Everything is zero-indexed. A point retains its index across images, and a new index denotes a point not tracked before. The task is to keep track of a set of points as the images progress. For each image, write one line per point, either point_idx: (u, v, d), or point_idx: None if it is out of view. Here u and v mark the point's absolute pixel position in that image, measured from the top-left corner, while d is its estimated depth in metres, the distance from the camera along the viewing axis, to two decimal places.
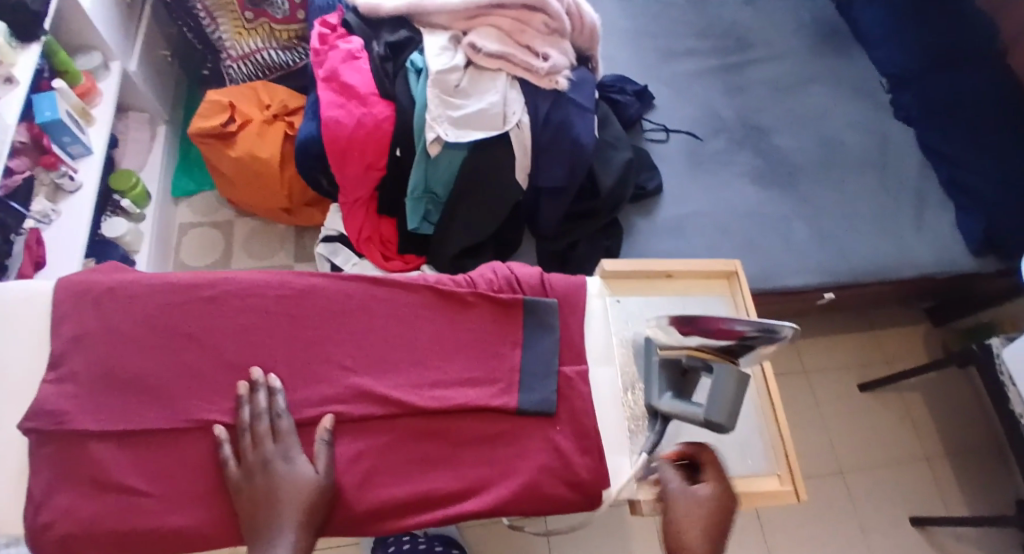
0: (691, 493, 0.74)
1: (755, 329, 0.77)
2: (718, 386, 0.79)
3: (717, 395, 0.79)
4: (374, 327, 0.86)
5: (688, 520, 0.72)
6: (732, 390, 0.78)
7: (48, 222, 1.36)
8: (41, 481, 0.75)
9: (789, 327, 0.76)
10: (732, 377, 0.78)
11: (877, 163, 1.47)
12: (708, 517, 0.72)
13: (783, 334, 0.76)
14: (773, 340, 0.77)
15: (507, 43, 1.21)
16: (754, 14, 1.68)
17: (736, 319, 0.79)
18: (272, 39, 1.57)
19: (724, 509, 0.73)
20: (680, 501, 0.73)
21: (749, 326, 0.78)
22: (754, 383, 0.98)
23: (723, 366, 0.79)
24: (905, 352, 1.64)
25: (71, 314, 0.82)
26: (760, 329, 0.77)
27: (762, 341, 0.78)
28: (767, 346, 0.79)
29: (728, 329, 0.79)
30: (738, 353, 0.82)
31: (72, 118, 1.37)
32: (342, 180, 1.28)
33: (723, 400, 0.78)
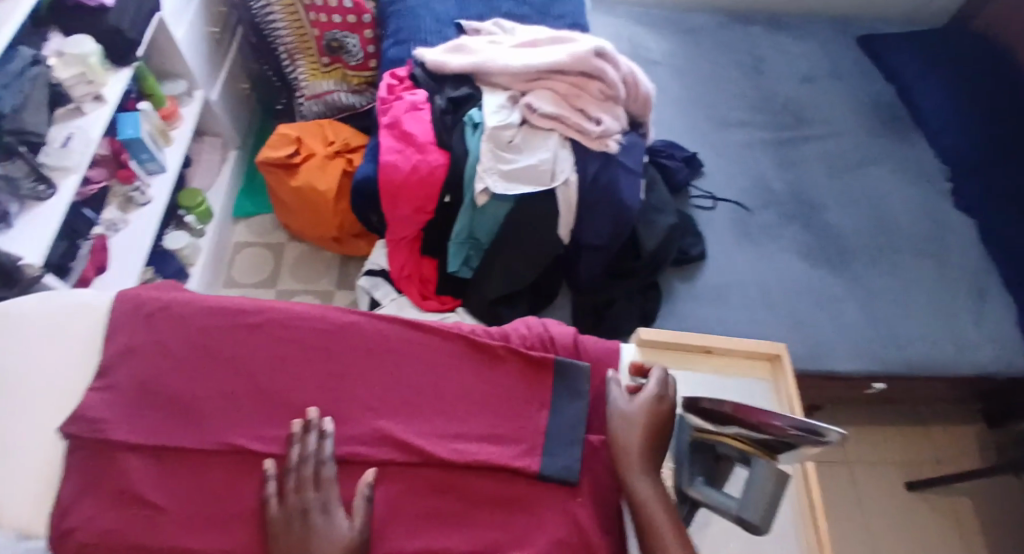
0: (630, 407, 0.84)
1: (798, 429, 0.72)
2: (754, 484, 0.79)
3: (751, 493, 0.79)
4: (405, 372, 0.87)
5: (626, 436, 0.82)
6: (769, 490, 0.79)
7: (116, 231, 1.44)
8: (70, 485, 0.78)
9: (834, 432, 0.69)
10: (770, 475, 0.79)
11: (938, 254, 1.43)
12: (645, 431, 0.82)
13: (827, 439, 0.70)
14: (817, 441, 0.71)
15: (563, 105, 1.24)
16: (813, 91, 1.68)
17: (776, 413, 0.74)
18: (343, 83, 1.66)
19: (661, 418, 0.83)
20: (625, 410, 0.84)
21: (792, 425, 0.72)
22: (793, 481, 0.95)
23: (762, 463, 0.78)
24: (953, 453, 1.56)
25: (125, 326, 0.86)
26: (803, 431, 0.71)
27: (804, 442, 0.73)
28: (809, 446, 0.74)
29: (767, 424, 0.74)
30: (777, 448, 0.79)
31: (151, 137, 1.46)
32: (390, 219, 1.32)
33: (758, 500, 0.79)
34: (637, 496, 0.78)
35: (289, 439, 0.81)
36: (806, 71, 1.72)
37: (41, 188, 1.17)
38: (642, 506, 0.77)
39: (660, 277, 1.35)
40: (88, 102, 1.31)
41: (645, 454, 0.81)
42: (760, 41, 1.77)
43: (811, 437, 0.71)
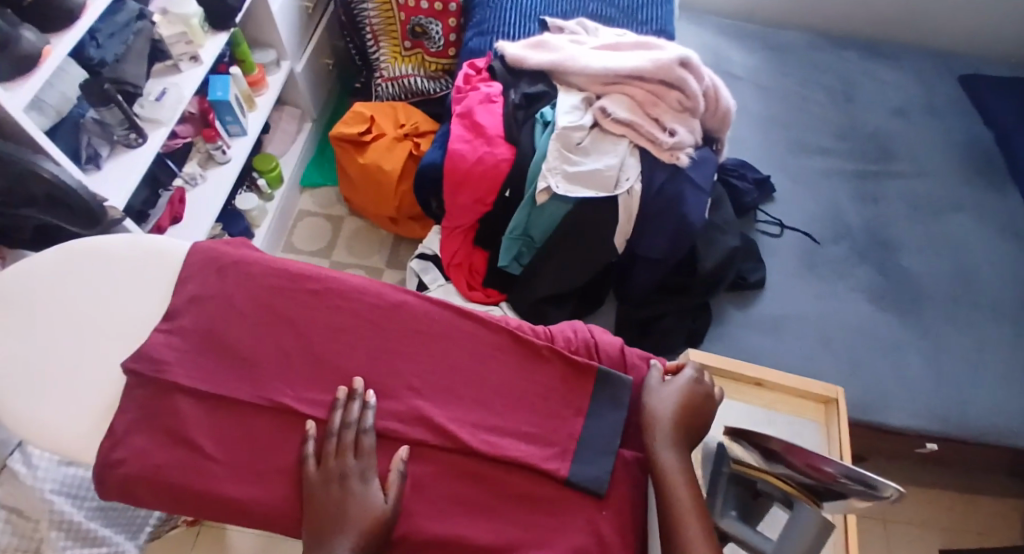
0: (665, 390, 0.88)
1: (854, 480, 0.70)
2: (793, 529, 0.77)
3: (789, 538, 0.77)
4: (449, 356, 0.88)
5: (657, 411, 0.85)
6: (808, 540, 0.76)
7: (194, 185, 1.50)
8: (125, 419, 0.82)
9: (893, 489, 0.67)
10: (811, 527, 0.76)
11: (1016, 315, 1.35)
12: (677, 411, 0.85)
13: (885, 495, 0.68)
14: (872, 496, 0.69)
15: (637, 112, 1.24)
16: (901, 126, 1.61)
17: (830, 459, 0.72)
18: (421, 68, 1.69)
19: (692, 402, 0.87)
20: (661, 391, 0.87)
21: (845, 472, 0.71)
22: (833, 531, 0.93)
23: (806, 508, 0.76)
24: (999, 525, 1.49)
25: (195, 275, 0.90)
26: (859, 482, 0.69)
27: (858, 494, 0.71)
28: (861, 500, 0.72)
29: (820, 468, 0.73)
30: (823, 495, 0.77)
31: (238, 100, 1.51)
32: (451, 206, 1.33)
33: (795, 544, 0.76)
34: (661, 465, 0.81)
35: (333, 404, 0.83)
36: (897, 104, 1.65)
37: (132, 136, 1.23)
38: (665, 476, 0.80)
39: (713, 299, 1.34)
40: (185, 61, 1.37)
41: (674, 431, 0.84)
42: (851, 69, 1.71)
43: (868, 490, 0.69)
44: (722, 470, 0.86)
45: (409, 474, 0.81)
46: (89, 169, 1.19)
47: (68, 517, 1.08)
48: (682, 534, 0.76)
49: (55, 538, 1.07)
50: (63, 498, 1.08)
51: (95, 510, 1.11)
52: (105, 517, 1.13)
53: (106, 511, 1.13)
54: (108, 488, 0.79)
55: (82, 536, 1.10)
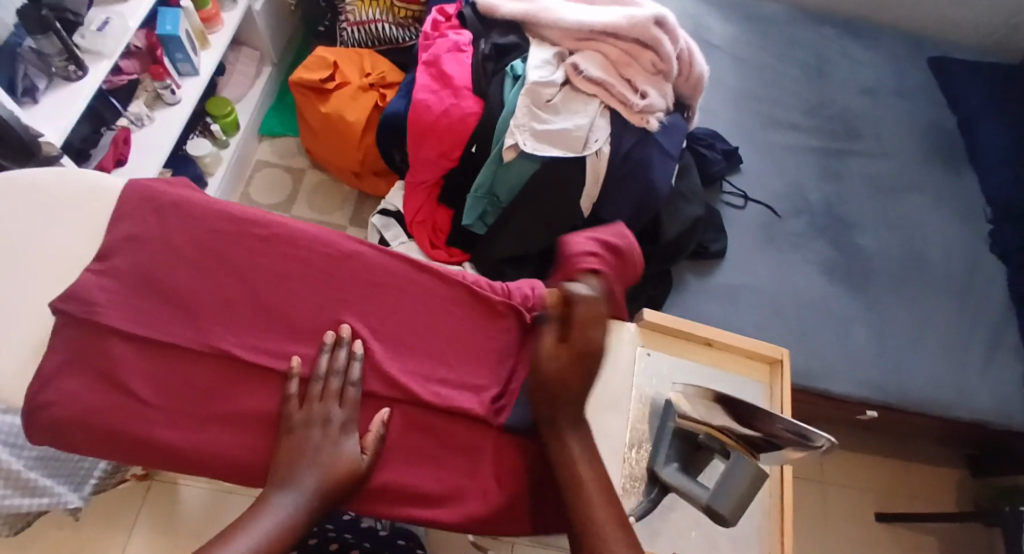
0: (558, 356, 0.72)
1: (788, 429, 0.73)
2: (730, 477, 0.77)
3: (726, 486, 0.77)
4: (401, 309, 0.86)
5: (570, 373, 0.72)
6: (742, 488, 0.76)
7: (141, 125, 1.43)
8: (52, 361, 0.76)
9: (824, 440, 0.70)
10: (747, 473, 0.76)
11: (961, 293, 1.39)
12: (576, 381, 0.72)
13: (816, 445, 0.71)
14: (804, 446, 0.72)
15: (610, 72, 1.21)
16: (867, 104, 1.62)
17: (775, 416, 0.75)
18: (389, 14, 1.62)
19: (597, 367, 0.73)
20: (545, 359, 0.72)
21: (782, 424, 0.74)
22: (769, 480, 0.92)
23: (741, 457, 0.77)
24: (931, 493, 1.55)
25: (130, 214, 0.84)
26: (793, 432, 0.72)
27: (791, 446, 0.74)
28: (794, 451, 0.74)
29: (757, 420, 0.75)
30: (760, 448, 0.78)
31: (189, 36, 1.44)
32: (414, 160, 1.30)
33: (731, 493, 0.77)
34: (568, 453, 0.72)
35: (320, 349, 0.81)
36: (868, 83, 1.66)
37: (71, 69, 1.16)
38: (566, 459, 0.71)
39: (673, 266, 1.34)
40: None
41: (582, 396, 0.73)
42: (823, 43, 1.71)
43: (802, 442, 0.72)
44: (670, 425, 0.86)
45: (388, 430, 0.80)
46: (25, 102, 1.13)
47: (10, 469, 0.96)
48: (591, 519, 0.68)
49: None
50: (3, 453, 0.94)
51: (36, 460, 0.99)
52: (46, 467, 1.02)
53: (48, 461, 1.02)
54: (35, 432, 0.76)
55: (23, 486, 1.00)
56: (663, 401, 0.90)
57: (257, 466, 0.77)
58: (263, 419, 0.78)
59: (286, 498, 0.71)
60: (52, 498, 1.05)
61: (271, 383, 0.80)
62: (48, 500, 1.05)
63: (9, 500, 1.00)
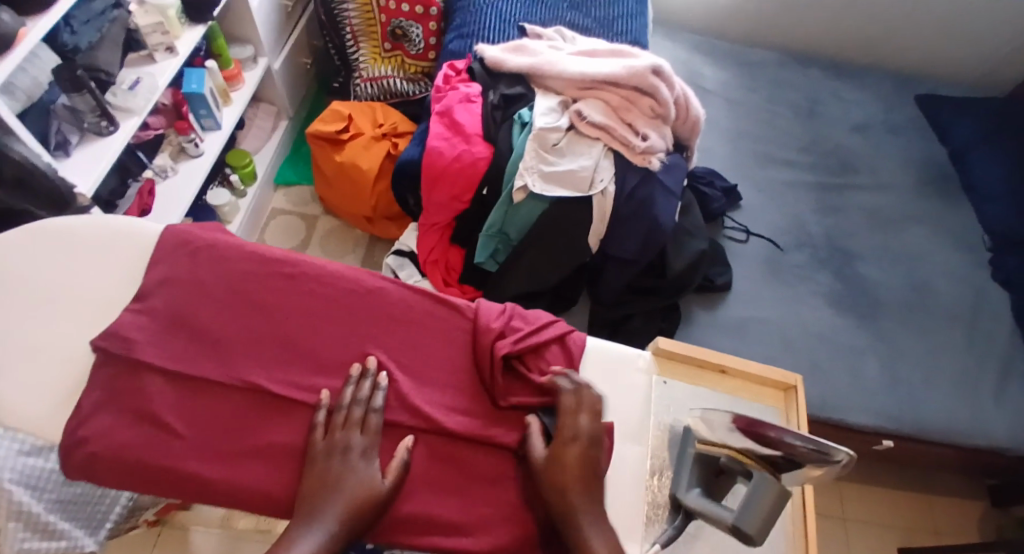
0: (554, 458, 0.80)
1: (807, 446, 0.77)
2: (754, 497, 0.78)
3: (750, 505, 0.78)
4: (423, 342, 0.90)
5: (570, 462, 0.79)
6: (767, 506, 0.78)
7: (165, 177, 1.50)
8: (92, 397, 0.80)
9: (845, 453, 0.74)
10: (770, 493, 0.78)
11: (967, 321, 1.42)
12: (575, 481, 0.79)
13: (835, 459, 0.75)
14: (824, 462, 0.76)
15: (612, 117, 1.26)
16: (862, 142, 1.68)
17: (789, 432, 0.78)
18: (400, 70, 1.71)
19: (591, 462, 0.80)
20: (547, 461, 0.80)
21: (801, 441, 0.77)
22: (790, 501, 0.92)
23: (763, 477, 0.79)
24: (953, 525, 1.54)
25: (166, 256, 0.89)
26: (813, 448, 0.76)
27: (812, 463, 0.78)
28: (814, 468, 0.78)
29: (778, 439, 0.78)
30: (781, 468, 0.81)
31: (212, 94, 1.52)
32: (427, 203, 1.35)
33: (756, 513, 0.78)
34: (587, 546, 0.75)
35: (346, 381, 0.84)
36: (861, 121, 1.72)
37: (103, 124, 1.24)
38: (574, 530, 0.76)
39: (681, 299, 1.37)
40: (160, 51, 1.38)
41: (585, 484, 0.79)
42: (816, 85, 1.78)
43: (822, 458, 0.76)
44: (688, 451, 0.88)
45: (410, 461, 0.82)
46: (57, 155, 1.19)
47: (30, 508, 0.79)
48: None
49: (12, 531, 0.79)
50: (21, 489, 0.78)
51: (57, 501, 0.82)
52: (66, 511, 0.84)
53: (67, 504, 0.84)
54: (71, 467, 0.78)
55: (44, 528, 0.81)
56: (682, 428, 0.92)
57: (283, 500, 0.78)
58: (290, 451, 0.80)
59: (313, 535, 0.73)
60: (70, 543, 0.83)
61: (298, 415, 0.82)
62: (66, 544, 0.83)
63: (28, 545, 0.80)
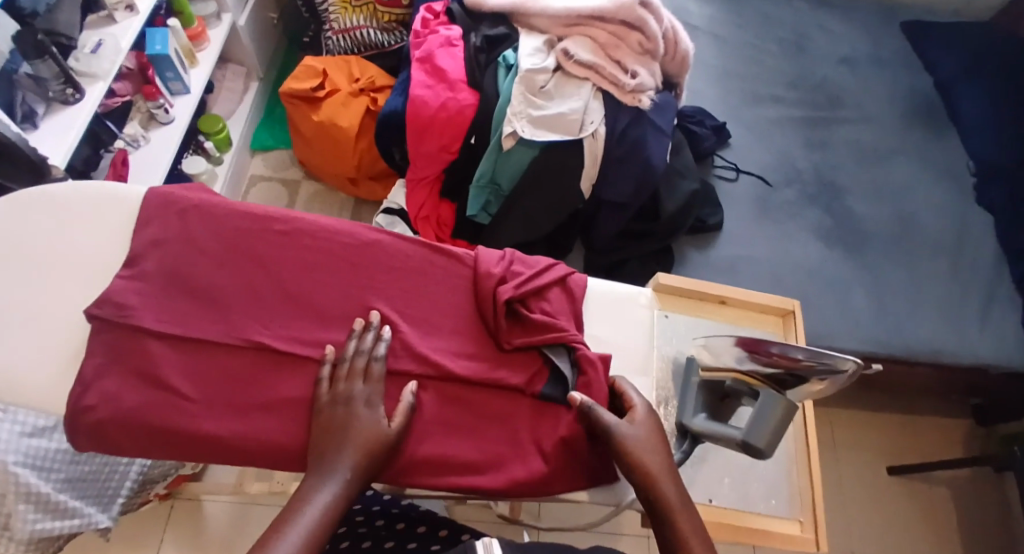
0: (637, 426, 0.80)
1: (811, 359, 0.80)
2: (762, 413, 0.82)
3: (760, 421, 0.82)
4: (424, 290, 0.89)
5: (650, 427, 0.80)
6: (776, 420, 0.81)
7: (137, 146, 1.45)
8: (92, 364, 0.78)
9: (851, 362, 0.76)
10: (778, 408, 0.81)
11: (953, 247, 1.44)
12: (660, 447, 0.79)
13: (841, 369, 0.77)
14: (829, 373, 0.79)
15: (600, 55, 1.24)
16: (847, 74, 1.67)
17: (793, 347, 0.82)
18: (374, 19, 1.63)
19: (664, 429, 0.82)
20: (635, 432, 0.79)
21: (803, 354, 0.80)
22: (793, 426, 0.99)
23: (770, 394, 0.82)
24: (941, 445, 1.59)
25: (153, 218, 0.87)
26: (817, 360, 0.79)
27: (815, 378, 0.80)
28: (817, 382, 0.81)
29: (783, 356, 0.82)
30: (785, 385, 0.84)
31: (178, 55, 1.46)
32: (415, 155, 1.32)
33: (765, 427, 0.82)
34: (661, 497, 0.75)
35: (349, 334, 0.83)
36: (846, 54, 1.71)
37: (68, 92, 1.17)
38: (652, 474, 0.76)
39: (674, 242, 1.36)
40: (121, 10, 1.31)
41: (664, 446, 0.79)
42: (799, 18, 1.75)
43: (828, 370, 0.78)
44: (692, 379, 0.92)
45: (418, 404, 0.82)
46: (25, 128, 1.13)
47: (38, 490, 0.87)
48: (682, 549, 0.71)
49: (23, 511, 0.87)
50: (28, 470, 0.85)
51: (64, 481, 0.91)
52: (74, 489, 0.94)
53: (76, 482, 0.94)
54: (79, 436, 0.77)
55: (54, 507, 0.90)
56: (684, 359, 0.96)
57: (297, 453, 0.78)
58: (298, 405, 0.80)
59: (330, 485, 0.71)
60: (83, 520, 0.95)
61: (304, 370, 0.82)
62: (80, 522, 0.95)
63: (42, 524, 0.89)
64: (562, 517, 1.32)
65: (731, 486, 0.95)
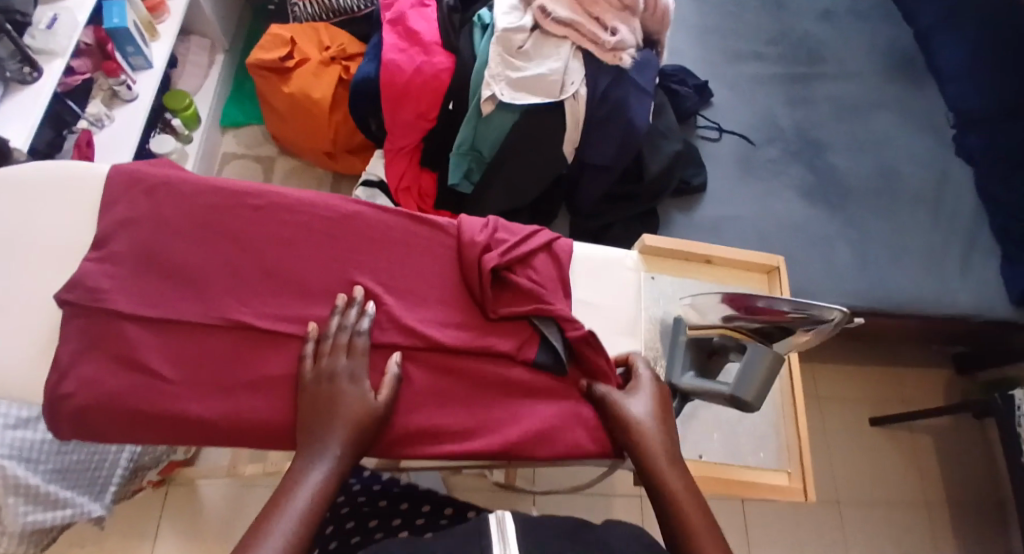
0: (638, 396, 0.81)
1: (797, 311, 0.81)
2: (750, 366, 0.81)
3: (748, 373, 0.82)
4: (407, 262, 0.87)
5: (653, 397, 0.81)
6: (763, 371, 0.81)
7: (101, 126, 1.39)
8: (68, 350, 0.76)
9: (838, 311, 0.78)
10: (765, 360, 0.81)
11: (933, 199, 1.44)
12: (660, 417, 0.79)
13: (828, 319, 0.79)
14: (816, 323, 0.81)
15: (578, 11, 1.20)
16: (826, 28, 1.65)
17: (779, 299, 0.82)
18: None
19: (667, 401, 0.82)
20: (637, 402, 0.80)
21: (789, 306, 0.81)
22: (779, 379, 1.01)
23: (757, 347, 0.82)
24: (923, 395, 1.62)
25: (120, 198, 0.84)
26: (804, 312, 0.81)
27: (801, 328, 0.83)
28: (803, 332, 0.83)
29: (769, 309, 0.82)
30: (772, 337, 0.86)
31: (138, 28, 1.39)
32: (392, 124, 1.29)
33: (753, 380, 0.82)
34: (655, 466, 0.74)
35: (332, 310, 0.81)
36: (826, 8, 1.69)
37: (26, 71, 1.12)
38: (643, 442, 0.76)
39: (658, 205, 1.35)
40: None
41: (663, 417, 0.80)
42: None
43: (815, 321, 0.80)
44: (680, 338, 0.91)
45: (406, 377, 0.81)
46: None
47: (25, 481, 0.87)
48: (678, 518, 0.70)
49: (13, 505, 0.88)
50: (15, 462, 0.86)
51: (54, 472, 0.90)
52: (65, 479, 0.93)
53: (67, 472, 0.93)
54: (60, 423, 0.75)
55: (45, 500, 0.91)
56: (672, 319, 0.95)
57: (284, 431, 0.77)
58: (283, 383, 0.78)
59: (321, 463, 0.70)
60: (76, 510, 0.94)
61: (287, 347, 0.80)
62: (73, 511, 0.94)
63: (33, 516, 0.90)
64: (557, 481, 1.33)
65: (720, 440, 0.95)
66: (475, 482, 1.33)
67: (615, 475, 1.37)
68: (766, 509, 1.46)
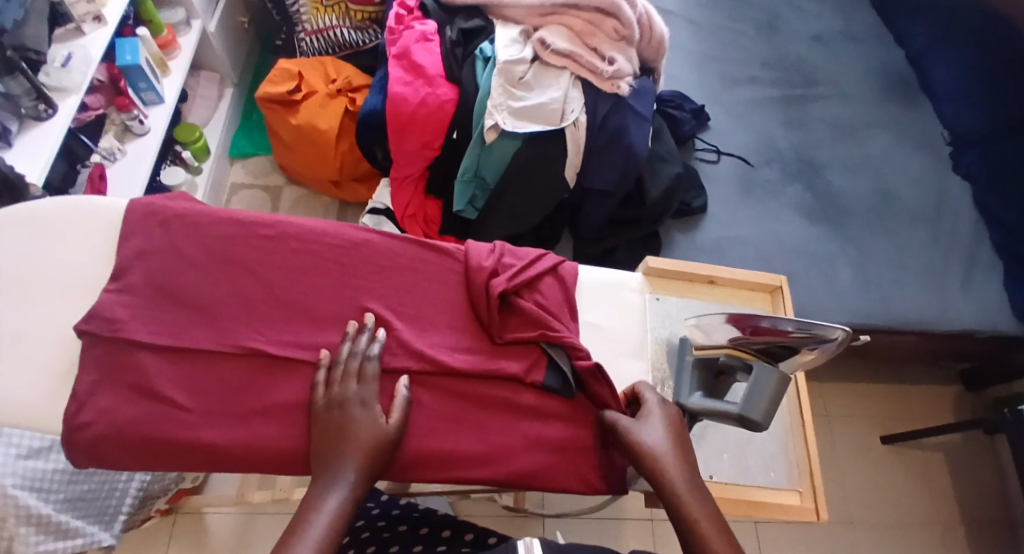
0: (648, 421, 0.81)
1: (802, 331, 0.83)
2: (756, 386, 0.82)
3: (755, 393, 0.82)
4: (416, 287, 0.89)
5: (661, 420, 0.81)
6: (770, 392, 0.82)
7: (113, 160, 1.43)
8: (86, 381, 0.78)
9: (840, 329, 0.80)
10: (772, 380, 0.82)
11: (932, 216, 1.46)
12: (672, 440, 0.79)
13: (831, 337, 0.82)
14: (820, 342, 0.83)
15: (576, 43, 1.24)
16: (820, 51, 1.68)
17: (782, 319, 0.85)
18: (346, 18, 1.61)
19: (678, 423, 0.82)
20: (649, 429, 0.79)
21: (793, 325, 0.83)
22: (787, 399, 1.01)
23: (763, 367, 0.83)
24: (932, 413, 1.62)
25: (136, 231, 0.86)
26: (808, 331, 0.83)
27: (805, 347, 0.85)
28: (807, 350, 0.85)
29: (773, 330, 0.85)
30: (778, 357, 0.87)
31: (150, 65, 1.43)
32: (397, 154, 1.31)
33: (760, 399, 0.82)
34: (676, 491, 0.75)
35: (342, 338, 0.83)
36: (819, 31, 1.72)
37: (41, 108, 1.15)
38: (662, 467, 0.76)
39: (660, 226, 1.37)
40: (88, 22, 1.28)
41: (679, 438, 0.80)
42: None
43: (818, 339, 0.83)
44: (687, 358, 0.92)
45: (416, 402, 0.82)
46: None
47: (39, 511, 0.86)
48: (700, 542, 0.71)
49: (24, 534, 0.86)
50: (26, 492, 0.85)
51: (65, 501, 0.90)
52: (74, 508, 0.93)
53: (76, 502, 0.93)
54: (77, 452, 0.76)
55: (56, 529, 0.89)
56: (678, 340, 0.97)
57: (298, 457, 0.78)
58: (296, 409, 0.80)
59: (337, 489, 0.71)
60: (85, 539, 0.94)
61: (300, 374, 0.81)
62: (82, 541, 0.94)
63: (44, 546, 0.88)
64: (567, 504, 1.33)
65: (730, 461, 0.96)
66: (485, 506, 1.33)
67: (624, 497, 1.37)
68: (777, 530, 1.45)
